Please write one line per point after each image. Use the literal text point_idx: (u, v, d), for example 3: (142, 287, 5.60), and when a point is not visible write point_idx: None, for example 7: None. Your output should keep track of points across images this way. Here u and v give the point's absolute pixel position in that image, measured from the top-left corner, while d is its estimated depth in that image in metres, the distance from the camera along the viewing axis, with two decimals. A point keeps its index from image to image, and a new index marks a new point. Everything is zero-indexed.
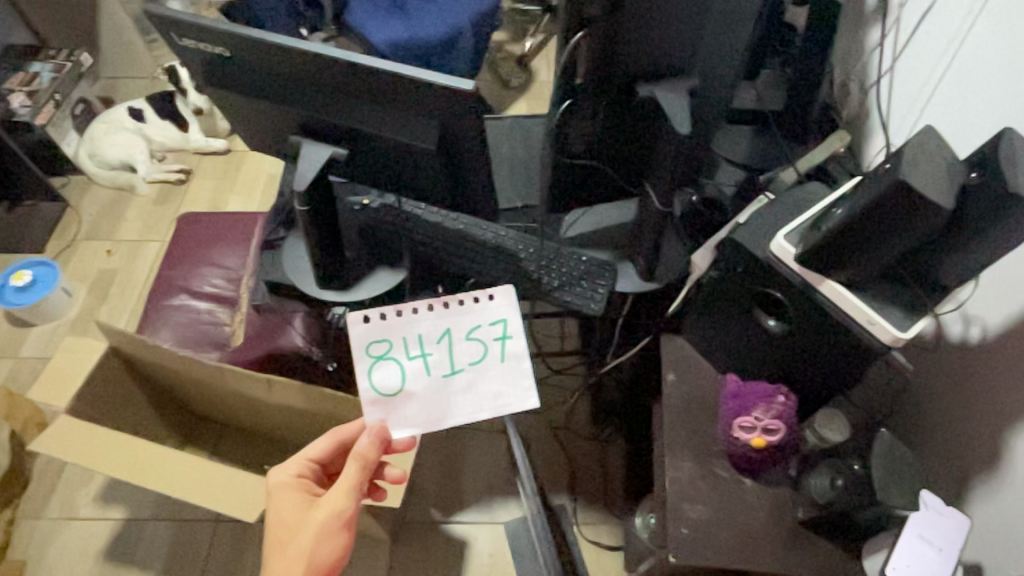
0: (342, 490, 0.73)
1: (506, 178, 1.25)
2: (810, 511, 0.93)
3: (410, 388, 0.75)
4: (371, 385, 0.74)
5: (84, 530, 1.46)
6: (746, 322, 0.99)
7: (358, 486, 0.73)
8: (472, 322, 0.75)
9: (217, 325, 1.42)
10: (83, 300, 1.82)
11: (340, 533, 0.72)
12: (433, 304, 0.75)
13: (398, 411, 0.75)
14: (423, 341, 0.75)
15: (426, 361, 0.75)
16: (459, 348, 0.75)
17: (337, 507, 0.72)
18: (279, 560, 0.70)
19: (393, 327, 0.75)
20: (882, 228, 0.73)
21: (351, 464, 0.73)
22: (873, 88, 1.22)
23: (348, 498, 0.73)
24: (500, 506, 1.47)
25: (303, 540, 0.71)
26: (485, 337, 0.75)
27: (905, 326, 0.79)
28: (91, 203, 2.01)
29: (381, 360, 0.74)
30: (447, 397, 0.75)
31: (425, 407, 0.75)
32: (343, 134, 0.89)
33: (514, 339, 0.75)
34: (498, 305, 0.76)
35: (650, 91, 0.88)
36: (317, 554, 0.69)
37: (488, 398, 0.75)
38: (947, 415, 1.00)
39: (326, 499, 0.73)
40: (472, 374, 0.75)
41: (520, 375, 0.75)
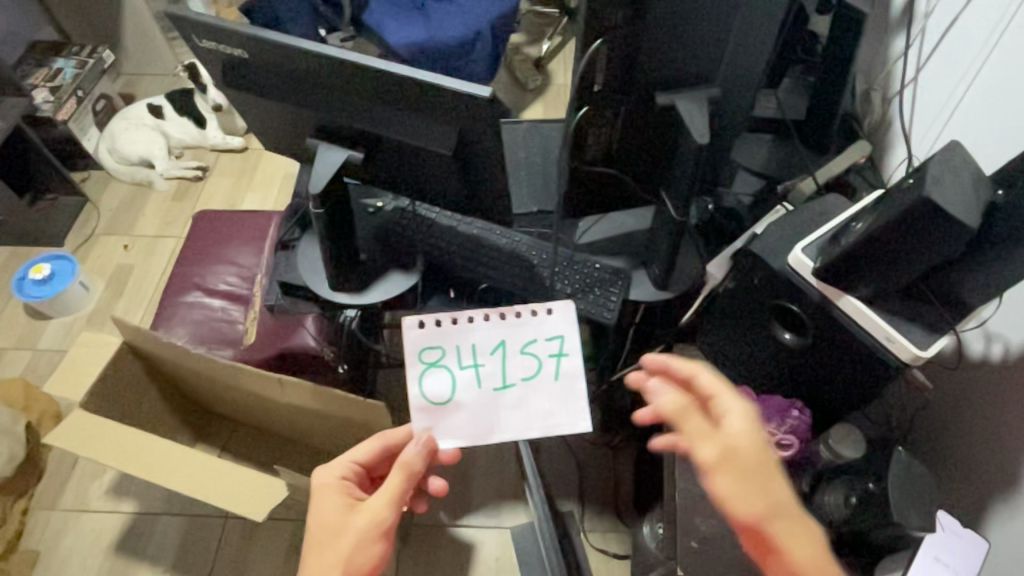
0: (385, 499, 0.71)
1: (521, 183, 1.24)
2: (823, 528, 0.91)
3: (460, 399, 0.74)
4: (422, 392, 0.74)
5: (96, 522, 1.48)
6: (761, 335, 0.98)
7: (401, 494, 0.72)
8: (528, 336, 0.75)
9: (231, 323, 1.43)
10: (100, 294, 1.84)
11: (379, 542, 0.70)
12: (491, 314, 0.75)
13: (446, 421, 0.74)
14: (477, 351, 0.74)
15: (479, 372, 0.74)
16: (513, 362, 0.74)
17: (379, 515, 0.71)
18: (318, 562, 0.69)
19: (449, 334, 0.74)
20: (905, 244, 0.72)
21: (396, 471, 0.71)
22: (896, 99, 1.20)
23: (390, 506, 0.71)
24: (508, 511, 1.47)
25: (343, 545, 0.70)
26: (541, 353, 0.75)
27: (925, 344, 0.77)
28: (110, 198, 2.04)
29: (433, 367, 0.74)
30: (497, 411, 0.74)
31: (474, 419, 0.74)
32: (359, 138, 0.89)
33: (570, 357, 0.75)
34: (557, 320, 0.75)
35: (670, 99, 0.86)
36: (356, 561, 0.68)
37: (538, 416, 0.74)
38: (966, 434, 0.98)
39: (368, 504, 0.72)
40: (524, 390, 0.74)
41: (573, 396, 0.75)
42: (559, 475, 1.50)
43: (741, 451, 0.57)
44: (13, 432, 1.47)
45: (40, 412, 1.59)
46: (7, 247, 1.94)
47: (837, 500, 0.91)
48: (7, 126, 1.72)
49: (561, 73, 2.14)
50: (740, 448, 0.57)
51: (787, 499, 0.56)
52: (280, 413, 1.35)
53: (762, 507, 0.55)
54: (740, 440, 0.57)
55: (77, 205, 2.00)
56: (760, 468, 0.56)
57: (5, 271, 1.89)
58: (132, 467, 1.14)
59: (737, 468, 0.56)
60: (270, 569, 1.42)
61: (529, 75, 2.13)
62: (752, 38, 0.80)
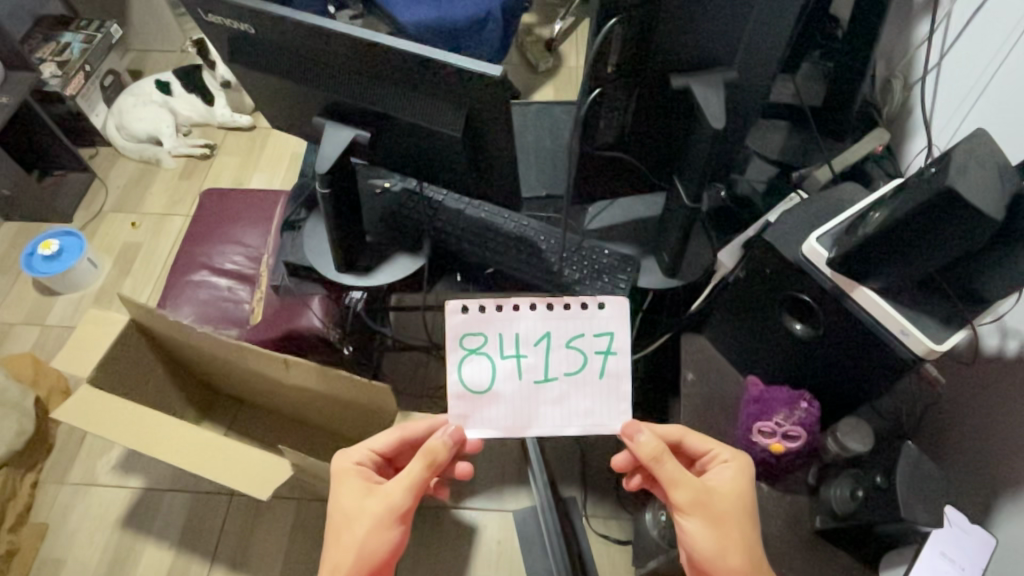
0: (403, 486, 0.74)
1: (530, 167, 1.22)
2: (829, 521, 0.90)
3: (499, 389, 0.70)
4: (459, 379, 0.70)
5: (104, 497, 1.49)
6: (771, 325, 0.96)
7: (420, 482, 0.74)
8: (575, 330, 0.69)
9: (237, 303, 1.43)
10: (108, 271, 1.84)
11: (392, 526, 0.73)
12: (538, 303, 0.69)
13: (481, 411, 0.70)
14: (520, 342, 0.69)
15: (520, 364, 0.69)
16: (557, 355, 0.69)
17: (394, 501, 0.73)
18: (336, 546, 0.73)
19: (492, 321, 0.69)
20: (932, 232, 0.69)
21: (419, 459, 0.73)
22: (918, 85, 1.17)
23: (407, 493, 0.74)
24: (511, 496, 1.48)
25: (358, 530, 0.73)
26: (587, 349, 0.69)
27: (940, 338, 0.75)
28: (118, 175, 2.04)
29: (473, 355, 0.69)
30: (536, 405, 0.70)
31: (511, 411, 0.70)
32: (368, 118, 0.87)
33: (618, 356, 0.69)
34: (607, 316, 0.69)
35: (684, 83, 0.84)
36: (368, 545, 0.72)
37: (578, 415, 0.70)
38: (979, 431, 0.96)
39: (385, 490, 0.74)
40: (567, 387, 0.69)
41: (617, 397, 0.70)
42: (563, 460, 1.50)
43: (713, 499, 0.71)
44: (23, 406, 1.48)
45: (48, 387, 1.60)
46: (15, 223, 1.94)
47: (843, 493, 0.90)
48: (15, 100, 1.71)
49: (572, 55, 2.10)
50: (713, 497, 0.71)
51: (745, 540, 0.71)
52: (285, 394, 1.35)
53: (717, 542, 0.69)
54: (716, 492, 0.72)
55: (85, 182, 2.00)
56: (727, 515, 0.71)
57: (14, 246, 1.90)
58: (135, 443, 1.15)
59: (705, 512, 0.70)
60: (274, 547, 1.44)
61: (540, 58, 2.09)
62: (771, 20, 0.78)
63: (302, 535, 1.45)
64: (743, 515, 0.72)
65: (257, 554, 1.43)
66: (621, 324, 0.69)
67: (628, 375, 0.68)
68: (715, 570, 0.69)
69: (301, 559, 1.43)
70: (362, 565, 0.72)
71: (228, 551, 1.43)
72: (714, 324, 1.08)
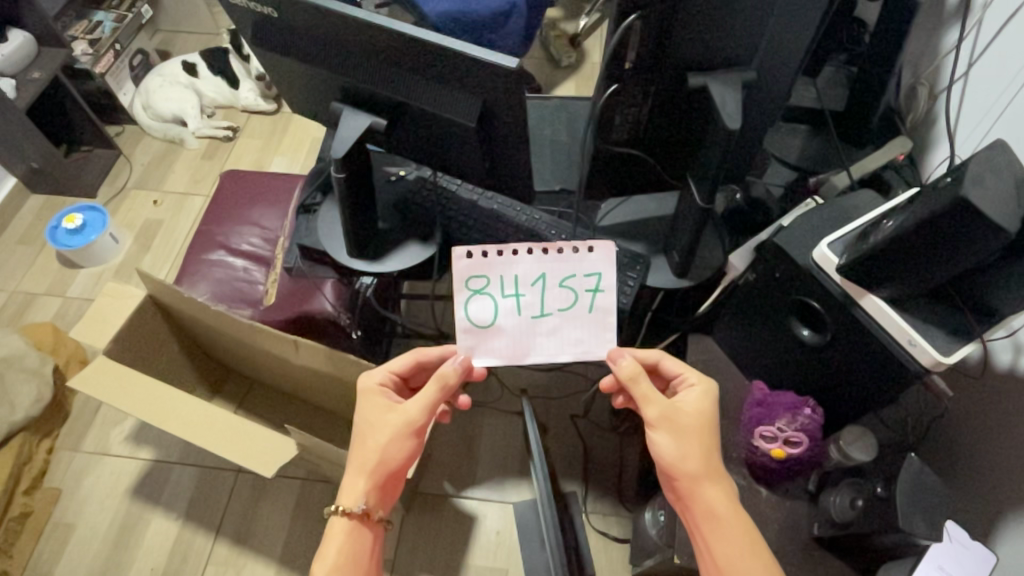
0: (419, 403, 0.75)
1: (545, 161, 1.23)
2: (827, 529, 0.90)
3: (502, 324, 0.73)
4: (465, 316, 0.72)
5: (117, 466, 1.54)
6: (779, 330, 0.95)
7: (434, 403, 0.75)
8: (567, 270, 0.71)
9: (252, 283, 1.48)
10: (128, 246, 1.89)
11: (410, 438, 0.75)
12: (534, 247, 0.71)
13: (485, 343, 0.73)
14: (519, 282, 0.72)
15: (519, 302, 0.72)
16: (552, 293, 0.71)
17: (411, 416, 0.75)
18: (356, 450, 0.74)
19: (493, 264, 0.71)
20: (946, 240, 0.67)
21: (433, 383, 0.74)
22: (943, 94, 1.15)
23: (423, 410, 0.75)
24: (511, 487, 1.49)
25: (379, 437, 0.74)
26: (578, 287, 0.71)
27: (949, 350, 0.74)
28: (143, 153, 2.08)
29: (477, 295, 0.72)
30: (533, 337, 0.72)
31: (512, 343, 0.73)
32: (384, 104, 0.88)
33: (606, 293, 0.71)
34: (597, 257, 0.70)
35: (702, 81, 0.82)
36: (388, 452, 0.73)
37: (570, 344, 0.73)
38: (985, 447, 0.95)
39: (404, 406, 0.76)
40: (560, 321, 0.72)
41: (604, 329, 0.72)
42: (564, 455, 1.52)
43: (680, 415, 0.70)
44: (41, 374, 1.52)
45: (67, 356, 1.64)
46: (41, 196, 1.99)
47: (843, 502, 0.89)
48: (46, 76, 1.76)
49: (596, 50, 2.09)
50: (680, 413, 0.70)
51: (709, 449, 0.70)
52: (295, 375, 1.37)
53: (681, 453, 0.68)
54: (683, 409, 0.71)
55: (111, 158, 2.04)
56: (693, 429, 0.69)
57: (40, 218, 1.95)
58: (152, 419, 1.19)
59: (672, 426, 0.69)
60: (278, 523, 1.47)
61: (563, 53, 2.09)
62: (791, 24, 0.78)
63: (306, 513, 1.49)
64: (711, 432, 0.71)
65: (261, 529, 1.47)
66: (609, 265, 0.71)
67: (615, 310, 0.70)
68: (675, 474, 0.68)
69: (304, 537, 1.46)
70: (381, 470, 0.73)
71: (233, 525, 1.47)
72: (722, 326, 1.07)
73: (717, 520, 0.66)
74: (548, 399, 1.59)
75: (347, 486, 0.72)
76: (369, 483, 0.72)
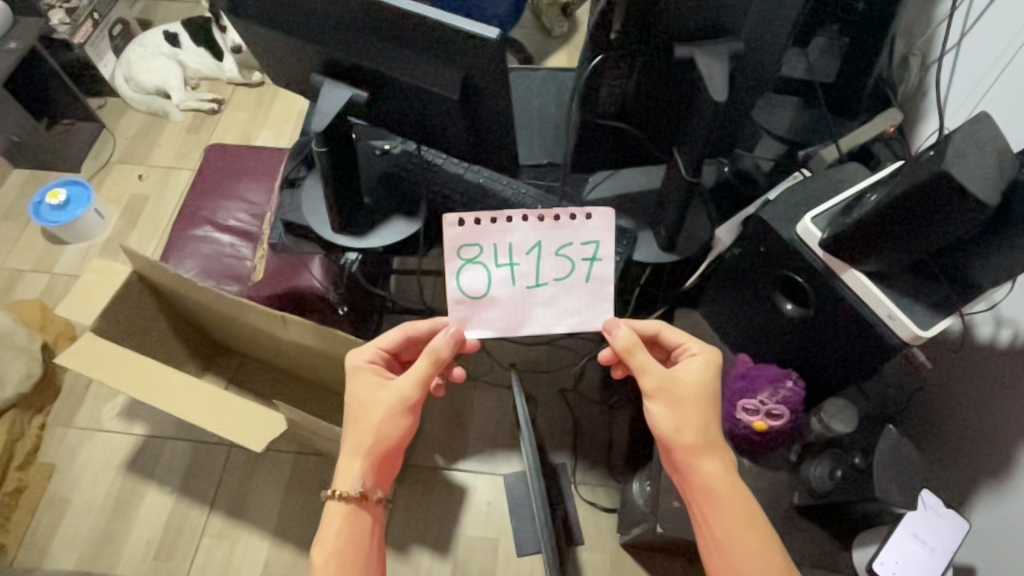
0: (410, 379, 0.76)
1: (532, 134, 1.19)
2: (807, 498, 0.92)
3: (495, 294, 0.72)
4: (457, 287, 0.71)
5: (110, 442, 1.55)
6: (762, 304, 0.96)
7: (426, 378, 0.76)
8: (565, 238, 0.69)
9: (240, 259, 1.48)
10: (115, 222, 1.87)
11: (404, 416, 0.76)
12: (530, 214, 0.68)
13: (478, 314, 0.72)
14: (513, 251, 0.70)
15: (513, 271, 0.70)
16: (548, 263, 0.70)
17: (404, 394, 0.76)
18: (352, 430, 0.75)
19: (487, 232, 0.69)
20: (927, 213, 0.67)
21: (423, 357, 0.75)
22: (935, 65, 1.13)
23: (415, 386, 0.76)
24: (502, 459, 1.51)
25: (372, 417, 0.75)
26: (575, 256, 0.70)
27: (927, 324, 0.75)
28: (127, 126, 2.04)
29: (469, 264, 0.70)
30: (528, 307, 0.72)
31: (506, 313, 0.72)
32: (365, 76, 0.86)
33: (604, 263, 0.70)
34: (596, 224, 0.68)
35: (689, 52, 0.81)
36: (383, 431, 0.74)
37: (567, 314, 0.72)
38: (964, 417, 0.97)
39: (395, 383, 0.76)
40: (557, 291, 0.71)
41: (601, 298, 0.72)
42: (554, 428, 1.53)
43: (679, 385, 0.71)
44: (30, 351, 1.52)
45: (56, 333, 1.64)
46: (24, 171, 1.95)
47: (822, 473, 0.90)
48: (23, 47, 1.71)
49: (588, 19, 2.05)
50: (679, 384, 0.71)
51: (708, 421, 0.71)
52: (285, 351, 1.38)
53: (680, 424, 0.69)
54: (682, 379, 0.72)
55: (94, 132, 2.01)
56: (691, 400, 0.70)
57: (23, 194, 1.92)
58: (144, 396, 1.20)
59: (670, 398, 0.70)
60: (272, 496, 1.49)
61: (555, 22, 2.04)
62: None
63: (299, 486, 1.51)
64: (710, 402, 0.71)
65: (255, 501, 1.49)
66: (608, 233, 0.70)
67: (613, 279, 0.69)
68: (676, 446, 0.70)
69: (297, 509, 1.48)
70: (377, 449, 0.74)
71: (227, 498, 1.49)
72: (709, 300, 1.08)
73: (717, 490, 0.68)
74: (538, 373, 1.60)
75: (342, 470, 0.73)
76: (364, 464, 0.73)
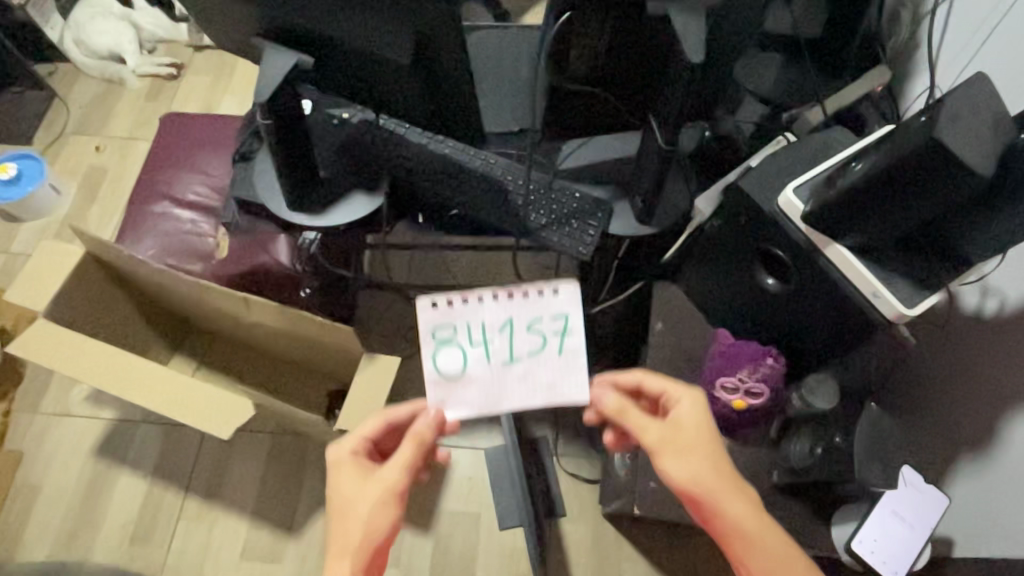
0: (395, 466, 0.69)
1: (497, 97, 1.09)
2: (788, 476, 0.90)
3: (472, 373, 0.69)
4: (434, 369, 0.68)
5: (79, 426, 1.51)
6: (743, 278, 0.91)
7: (412, 464, 0.69)
8: (534, 315, 0.68)
9: (202, 236, 1.41)
10: (72, 197, 1.78)
11: (391, 508, 0.67)
12: (499, 293, 0.68)
13: (456, 395, 0.69)
14: (486, 329, 0.68)
15: (488, 349, 0.68)
16: (520, 339, 0.68)
17: (390, 482, 0.68)
18: (340, 533, 0.66)
19: (458, 313, 0.68)
20: (915, 185, 0.63)
21: (407, 444, 0.69)
22: (926, 18, 1.07)
23: (399, 471, 0.69)
24: (482, 433, 1.49)
25: (360, 511, 0.67)
26: (545, 332, 0.68)
27: (913, 301, 0.71)
28: (80, 93, 1.92)
29: (445, 346, 0.68)
30: (506, 384, 0.68)
31: (482, 394, 0.68)
32: (310, 40, 0.79)
33: (575, 336, 0.68)
34: (562, 299, 0.68)
35: (662, 9, 0.75)
36: (374, 526, 0.66)
37: (545, 390, 0.68)
38: (948, 387, 0.94)
39: (380, 473, 0.69)
40: (531, 366, 0.68)
41: (576, 373, 0.69)
42: None
43: (680, 433, 0.66)
44: None
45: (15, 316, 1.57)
46: None
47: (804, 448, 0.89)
48: None
49: None
50: (680, 433, 0.66)
51: (721, 465, 0.65)
52: (253, 331, 1.34)
53: (690, 474, 0.64)
54: (682, 425, 0.66)
55: (45, 100, 1.89)
56: (697, 446, 0.65)
57: None
58: (103, 384, 1.15)
59: (675, 448, 0.65)
60: (250, 476, 1.47)
61: None
62: None
63: (277, 466, 1.48)
64: (716, 446, 0.66)
65: (232, 483, 1.46)
66: (576, 306, 0.69)
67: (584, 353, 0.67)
68: (692, 493, 0.63)
69: (276, 490, 1.46)
70: (368, 548, 0.65)
71: (203, 481, 1.46)
72: (691, 272, 1.02)
73: (745, 534, 0.62)
74: None
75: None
76: (354, 565, 0.65)
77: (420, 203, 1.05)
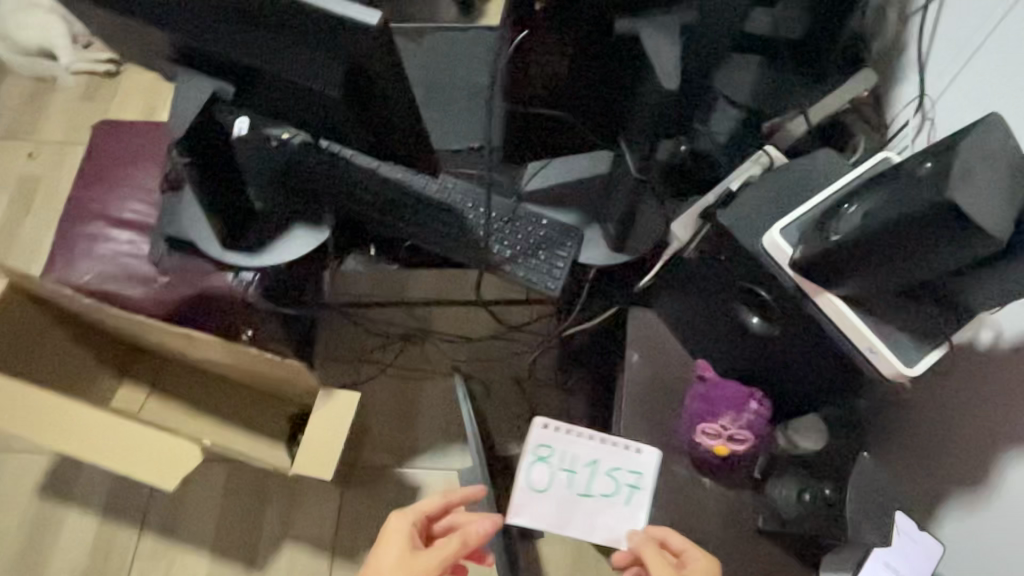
0: (440, 554, 0.76)
1: (449, 110, 0.96)
2: (773, 522, 0.83)
3: (552, 491, 0.81)
4: (526, 476, 0.81)
5: (20, 462, 1.40)
6: (725, 315, 0.84)
7: (454, 553, 0.76)
8: (616, 462, 0.82)
9: (140, 259, 1.26)
10: (5, 210, 1.64)
11: None
12: (595, 434, 0.83)
13: (533, 503, 0.80)
14: (575, 460, 0.82)
15: (571, 476, 0.81)
16: (599, 479, 0.81)
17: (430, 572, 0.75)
18: None
19: (560, 439, 0.82)
20: (919, 244, 0.57)
21: (457, 536, 0.77)
22: (918, 15, 0.99)
23: (439, 561, 0.76)
24: (454, 454, 1.41)
25: None
26: (621, 479, 0.81)
27: (913, 361, 0.65)
28: (9, 93, 1.76)
29: (538, 461, 0.81)
30: (575, 513, 0.80)
31: (555, 511, 0.80)
32: (230, 68, 0.68)
33: (643, 492, 0.81)
34: (643, 458, 0.82)
35: (629, 26, 0.84)
36: None
37: (604, 528, 0.80)
38: (943, 415, 0.89)
39: (423, 555, 0.76)
40: (599, 506, 0.80)
41: (635, 521, 0.80)
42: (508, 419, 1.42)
43: None
44: None
45: None
46: None
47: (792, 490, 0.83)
48: None
49: None
50: None
51: None
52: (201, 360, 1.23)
53: None
54: None
55: None
56: None
57: None
58: (41, 438, 1.05)
59: None
60: (208, 510, 1.37)
61: None
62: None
63: (236, 498, 1.38)
64: None
65: (190, 518, 1.37)
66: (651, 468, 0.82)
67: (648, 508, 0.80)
68: None
69: (236, 524, 1.36)
70: None
71: (158, 517, 1.37)
72: (666, 303, 0.94)
73: None
74: (488, 362, 1.46)
75: None
76: None
77: (368, 236, 0.94)
